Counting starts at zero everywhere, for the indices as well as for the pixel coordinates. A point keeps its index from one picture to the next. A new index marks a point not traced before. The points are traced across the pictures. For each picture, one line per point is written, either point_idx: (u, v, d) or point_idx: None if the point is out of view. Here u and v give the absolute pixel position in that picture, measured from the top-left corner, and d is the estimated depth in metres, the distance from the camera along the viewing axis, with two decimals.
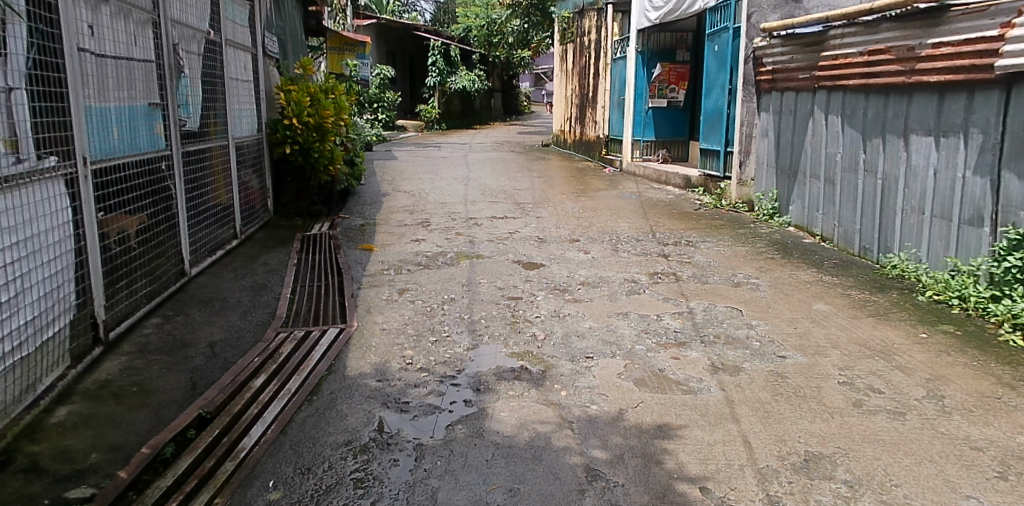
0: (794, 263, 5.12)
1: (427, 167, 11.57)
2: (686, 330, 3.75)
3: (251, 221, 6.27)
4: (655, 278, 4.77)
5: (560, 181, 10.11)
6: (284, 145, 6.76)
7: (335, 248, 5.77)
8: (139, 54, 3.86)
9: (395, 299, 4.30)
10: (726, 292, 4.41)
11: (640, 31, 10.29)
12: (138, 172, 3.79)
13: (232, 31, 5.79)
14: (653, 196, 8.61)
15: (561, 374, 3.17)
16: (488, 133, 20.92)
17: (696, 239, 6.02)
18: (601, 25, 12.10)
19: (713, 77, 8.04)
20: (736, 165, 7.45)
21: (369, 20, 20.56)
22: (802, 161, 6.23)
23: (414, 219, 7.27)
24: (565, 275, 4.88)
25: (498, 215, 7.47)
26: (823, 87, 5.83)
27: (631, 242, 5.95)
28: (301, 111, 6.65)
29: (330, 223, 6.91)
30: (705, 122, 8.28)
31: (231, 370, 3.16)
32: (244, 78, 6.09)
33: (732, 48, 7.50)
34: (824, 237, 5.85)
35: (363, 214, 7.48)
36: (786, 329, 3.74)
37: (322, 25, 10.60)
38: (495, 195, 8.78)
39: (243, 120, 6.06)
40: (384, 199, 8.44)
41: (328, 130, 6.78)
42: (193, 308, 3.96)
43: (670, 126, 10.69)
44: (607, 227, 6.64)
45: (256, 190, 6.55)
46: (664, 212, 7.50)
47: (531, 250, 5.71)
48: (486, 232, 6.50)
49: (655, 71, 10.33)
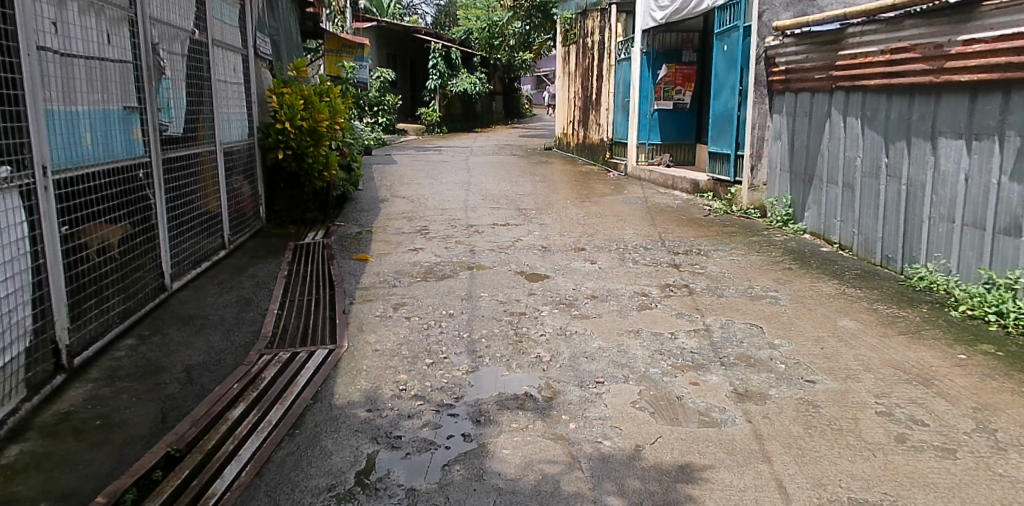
0: (813, 273, 4.83)
1: (427, 171, 11.30)
2: (704, 350, 3.46)
3: (241, 229, 6.00)
4: (667, 291, 4.48)
5: (563, 186, 9.83)
6: (277, 150, 6.50)
7: (328, 258, 5.49)
8: (114, 54, 3.58)
9: (390, 315, 4.01)
10: (744, 307, 4.12)
11: (645, 32, 10.06)
12: (111, 181, 3.51)
13: (222, 31, 5.53)
14: (660, 201, 8.32)
15: (569, 403, 2.88)
16: (490, 136, 20.66)
17: (708, 247, 5.74)
18: (604, 26, 11.83)
19: (722, 78, 7.76)
20: (746, 169, 7.16)
21: (368, 23, 20.35)
22: (818, 165, 5.95)
23: (413, 226, 6.99)
24: (571, 288, 4.60)
25: (499, 222, 7.19)
26: (842, 87, 5.55)
27: (639, 251, 5.66)
28: (294, 115, 6.38)
29: (324, 231, 6.64)
30: (713, 125, 8.00)
31: (207, 399, 2.88)
32: (235, 81, 5.83)
33: (743, 47, 7.22)
34: (843, 245, 5.56)
35: (359, 221, 7.21)
36: (812, 350, 3.45)
37: (319, 27, 10.34)
38: (497, 201, 8.50)
39: (233, 124, 5.80)
40: (381, 205, 8.17)
41: (323, 134, 6.52)
42: (172, 326, 3.69)
43: (676, 129, 10.40)
44: (614, 235, 6.35)
45: (247, 196, 6.28)
46: (672, 218, 7.22)
47: (535, 259, 5.43)
48: (487, 241, 6.22)
49: (661, 72, 10.03)
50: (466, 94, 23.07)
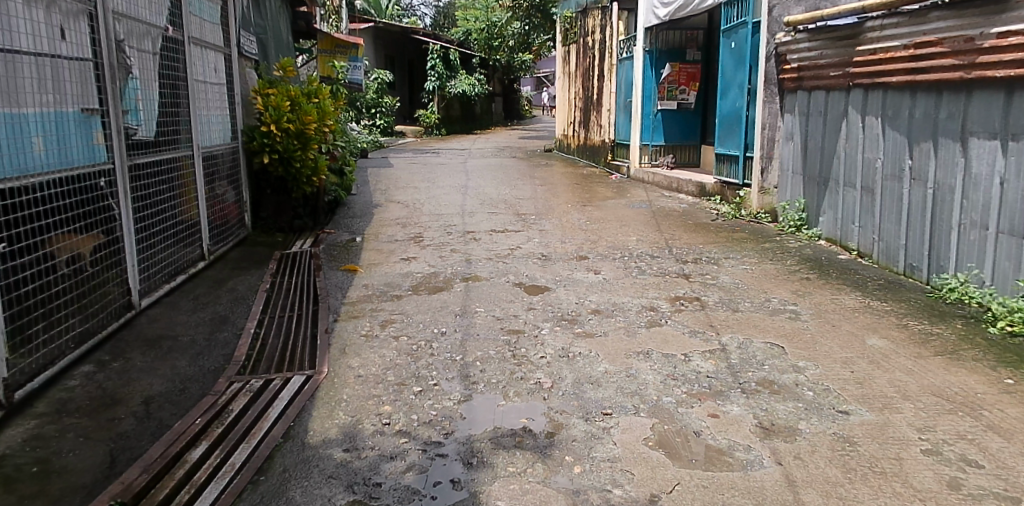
0: (834, 284, 4.50)
1: (424, 175, 10.98)
2: (721, 375, 3.13)
3: (223, 238, 5.67)
4: (677, 305, 4.15)
5: (564, 189, 9.50)
6: (262, 154, 6.15)
7: (314, 269, 5.16)
8: (70, 51, 3.26)
9: (376, 335, 3.69)
10: (762, 323, 3.79)
11: (648, 29, 9.74)
12: (65, 191, 3.18)
13: (201, 29, 5.21)
14: (664, 205, 7.99)
15: (573, 440, 2.55)
16: (489, 138, 20.34)
17: (718, 255, 5.42)
18: (605, 24, 11.50)
19: (728, 77, 7.44)
20: (757, 172, 6.83)
21: (366, 24, 20.02)
22: (835, 168, 5.62)
23: (406, 233, 6.66)
24: (574, 302, 4.26)
25: (497, 228, 6.85)
26: (860, 85, 5.23)
27: (645, 260, 5.33)
28: (280, 117, 6.05)
29: (313, 239, 6.31)
30: (720, 126, 7.66)
31: (163, 438, 2.55)
32: (216, 81, 5.52)
33: (752, 44, 6.90)
34: (862, 253, 5.23)
35: (350, 228, 6.88)
36: (841, 374, 3.12)
37: (312, 27, 10.02)
38: (496, 205, 8.18)
39: (215, 126, 5.48)
40: (375, 211, 7.84)
41: (311, 137, 6.19)
42: (135, 351, 3.36)
43: (680, 130, 10.08)
44: (619, 242, 6.03)
45: (231, 203, 5.96)
46: (679, 223, 6.89)
47: (534, 269, 5.10)
48: (484, 249, 5.88)
49: (664, 71, 9.71)
50: (464, 96, 22.74)
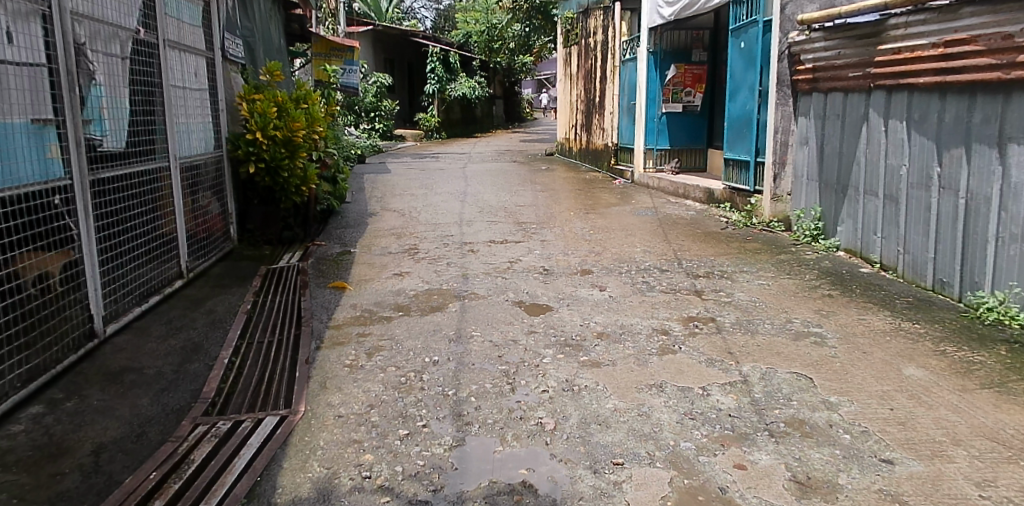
0: (859, 302, 4.16)
1: (422, 181, 10.66)
2: (745, 413, 2.80)
3: (205, 253, 5.35)
4: (691, 327, 3.81)
5: (566, 195, 9.18)
6: (247, 163, 5.82)
7: (300, 286, 4.84)
8: (18, 55, 2.93)
9: (362, 365, 3.36)
10: (786, 349, 3.45)
11: (652, 30, 9.41)
12: (10, 211, 2.85)
13: (179, 31, 4.89)
14: (671, 212, 7.66)
15: (579, 499, 2.22)
16: (489, 141, 20.02)
17: (731, 268, 5.09)
18: (607, 24, 11.18)
19: (738, 79, 7.10)
20: (769, 179, 6.49)
21: (365, 26, 19.69)
22: (854, 175, 5.29)
23: (401, 245, 6.33)
24: (578, 323, 3.93)
25: (496, 239, 6.53)
26: (882, 86, 4.90)
27: (654, 274, 5.00)
28: (266, 124, 5.71)
29: (302, 251, 5.99)
30: (729, 129, 7.32)
31: (109, 499, 2.22)
32: (197, 86, 5.20)
33: (762, 43, 6.56)
34: (885, 266, 4.90)
35: (342, 240, 6.56)
36: (880, 413, 2.78)
37: (306, 29, 9.72)
38: (495, 214, 7.85)
39: (196, 135, 5.16)
40: (369, 221, 7.52)
41: (299, 145, 5.87)
42: (93, 387, 3.04)
43: (686, 133, 9.75)
44: (625, 254, 5.70)
45: (215, 215, 5.64)
46: (687, 232, 6.56)
47: (535, 285, 4.77)
48: (482, 262, 5.55)
49: (669, 73, 9.40)
50: (464, 99, 22.43)
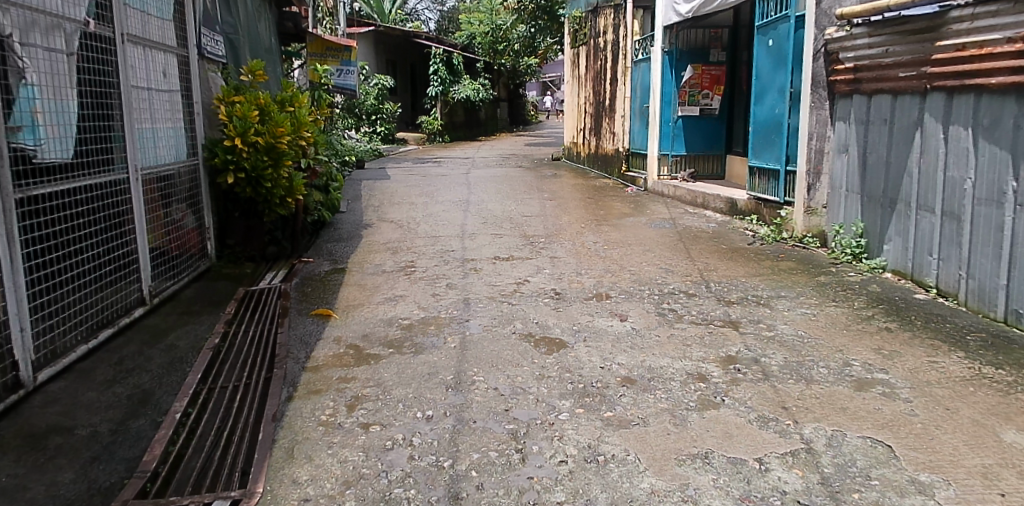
0: (924, 339, 3.57)
1: (423, 188, 10.11)
2: (817, 498, 2.21)
3: (176, 274, 4.79)
4: (732, 371, 3.23)
5: (576, 205, 8.60)
6: (225, 172, 5.25)
7: (280, 314, 4.26)
8: None
9: (339, 422, 2.78)
10: (852, 404, 2.86)
11: (668, 28, 8.86)
12: None
13: (144, 25, 4.34)
14: (690, 224, 7.09)
15: None
16: (493, 145, 19.43)
17: (767, 293, 4.52)
18: (618, 23, 10.62)
19: (765, 80, 6.52)
20: (801, 190, 5.91)
21: (366, 27, 19.15)
22: (904, 188, 4.72)
23: (396, 262, 5.76)
24: (598, 366, 3.34)
25: (502, 255, 5.95)
26: (941, 87, 4.32)
27: (680, 300, 4.42)
28: (246, 129, 5.15)
29: (287, 270, 5.43)
30: (755, 135, 6.72)
31: None
32: (166, 87, 4.65)
33: (794, 41, 5.99)
34: (943, 293, 4.30)
35: (333, 256, 5.99)
36: (990, 501, 2.18)
37: (300, 28, 9.19)
38: (500, 225, 7.27)
39: (164, 141, 4.60)
40: (364, 233, 6.96)
41: (284, 153, 5.31)
42: (8, 456, 2.49)
43: (702, 138, 9.17)
44: (646, 274, 5.12)
45: (190, 229, 5.09)
46: (711, 248, 5.98)
47: (545, 314, 4.19)
48: (486, 284, 4.97)
49: (686, 74, 8.85)
50: (468, 102, 21.85)
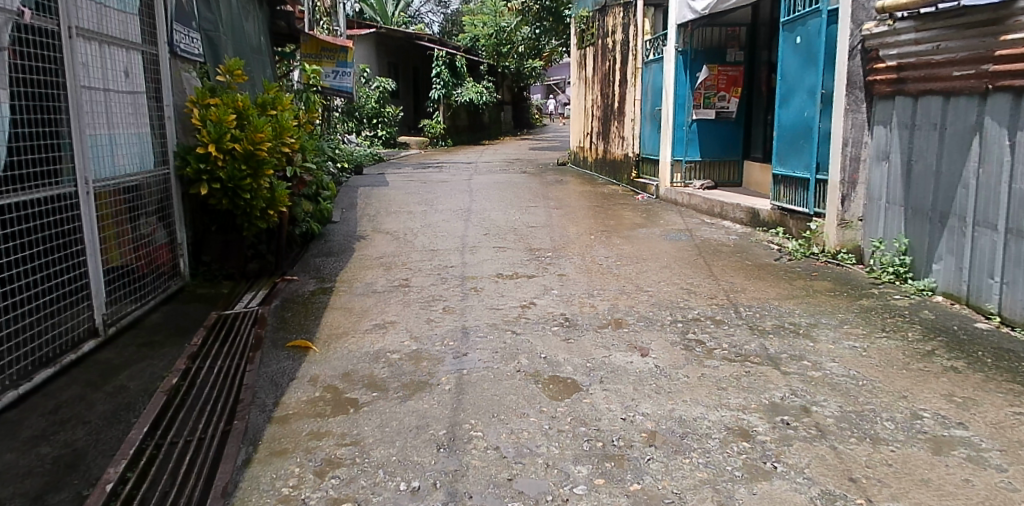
0: (1002, 383, 3.03)
1: (423, 195, 9.61)
2: None
3: (141, 297, 4.28)
4: (780, 425, 2.71)
5: (584, 214, 8.08)
6: (198, 182, 4.74)
7: (254, 345, 3.74)
8: None
9: (304, 499, 2.25)
10: (934, 475, 2.33)
11: (682, 26, 8.36)
12: None
13: (100, 18, 3.86)
14: (709, 237, 6.56)
15: None
16: (497, 149, 18.90)
17: (805, 321, 3.99)
18: (627, 22, 10.12)
19: (792, 80, 6.00)
20: (834, 201, 5.37)
21: (367, 29, 18.68)
22: (958, 200, 4.20)
23: (389, 280, 5.24)
24: (619, 417, 2.81)
25: (504, 272, 5.42)
26: (1004, 88, 3.80)
27: (707, 329, 3.89)
28: (221, 134, 4.64)
29: (267, 290, 4.92)
30: (780, 140, 6.19)
31: None
32: (127, 88, 4.15)
33: (826, 37, 5.46)
34: (1008, 321, 3.75)
35: (321, 273, 5.48)
36: None
37: (294, 27, 8.74)
38: (503, 237, 6.76)
39: (123, 148, 4.09)
40: (357, 246, 6.45)
41: (265, 161, 4.80)
42: None
43: (718, 143, 8.65)
44: (666, 295, 4.60)
45: (160, 245, 4.58)
46: (735, 264, 5.45)
47: (554, 346, 3.66)
48: (487, 307, 4.45)
49: (701, 75, 8.35)
50: (471, 105, 21.35)
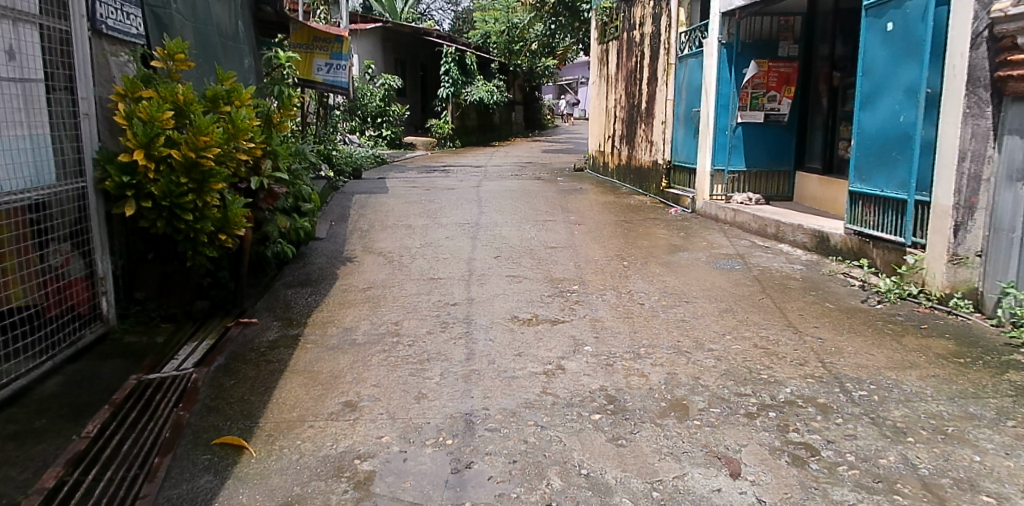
0: None
1: (426, 205, 8.49)
2: None
3: (35, 353, 3.18)
4: None
5: (612, 232, 6.94)
6: (124, 199, 3.62)
7: (169, 441, 2.63)
8: None
9: None
10: None
11: (727, 15, 7.20)
12: None
13: None
14: (769, 266, 5.42)
15: None
16: (509, 151, 17.73)
17: (952, 414, 2.82)
18: (659, 12, 8.97)
19: (880, 76, 4.83)
20: (942, 230, 4.21)
21: (373, 23, 17.61)
22: None
23: (374, 324, 4.10)
24: None
25: (521, 314, 4.29)
26: None
27: (813, 423, 2.75)
28: (153, 137, 3.53)
29: (215, 339, 3.80)
30: (862, 151, 5.03)
31: None
32: (13, 75, 3.13)
33: (933, 22, 4.31)
34: None
35: (290, 311, 4.35)
36: None
37: (282, 14, 7.62)
38: (518, 262, 5.62)
39: (4, 156, 3.06)
40: (342, 272, 5.33)
41: (212, 172, 3.71)
42: None
43: (766, 151, 7.48)
44: (739, 358, 3.45)
45: (74, 281, 3.47)
46: (815, 308, 4.31)
47: (599, 453, 2.51)
48: (501, 373, 3.31)
49: (748, 72, 7.19)
50: (481, 104, 20.22)
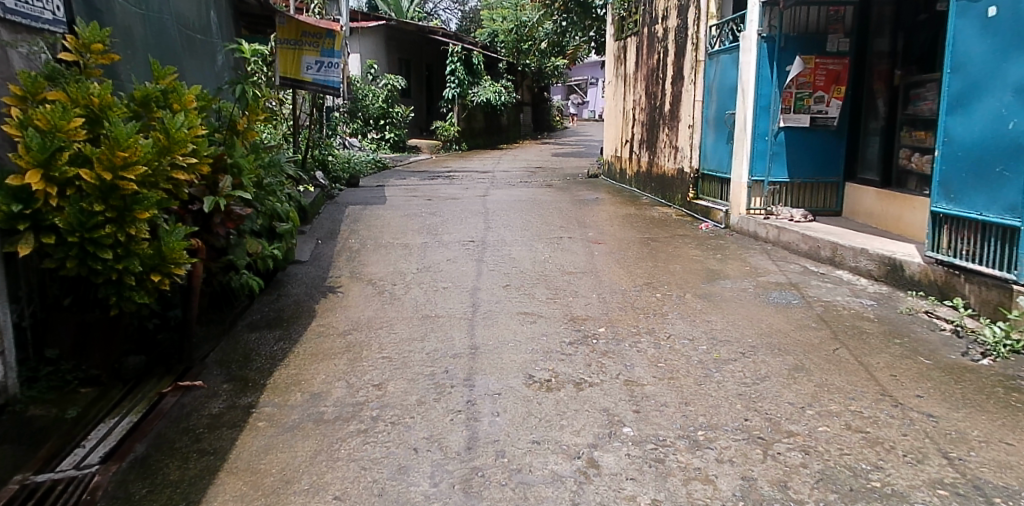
0: None
1: (427, 218, 7.63)
2: None
3: None
4: None
5: (637, 253, 6.06)
6: (17, 234, 2.76)
7: None
8: None
9: None
10: None
11: (769, 5, 6.31)
12: None
13: None
14: (833, 301, 4.51)
15: None
16: (518, 155, 16.84)
17: None
18: (685, 4, 8.08)
19: (976, 72, 3.93)
20: None
21: (375, 21, 16.76)
22: None
23: (351, 387, 3.22)
24: None
25: (536, 370, 3.40)
26: None
27: None
28: (53, 153, 2.69)
29: (142, 414, 2.93)
30: (950, 164, 4.14)
31: None
32: None
33: None
34: None
35: (248, 366, 3.48)
36: None
37: (265, 7, 6.80)
38: (531, 294, 4.74)
39: None
40: (321, 307, 4.46)
41: (138, 197, 2.88)
42: None
43: (812, 160, 6.58)
44: (834, 452, 2.55)
45: None
46: (908, 365, 3.41)
47: None
48: (512, 475, 2.41)
49: (793, 70, 6.31)
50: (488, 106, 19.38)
